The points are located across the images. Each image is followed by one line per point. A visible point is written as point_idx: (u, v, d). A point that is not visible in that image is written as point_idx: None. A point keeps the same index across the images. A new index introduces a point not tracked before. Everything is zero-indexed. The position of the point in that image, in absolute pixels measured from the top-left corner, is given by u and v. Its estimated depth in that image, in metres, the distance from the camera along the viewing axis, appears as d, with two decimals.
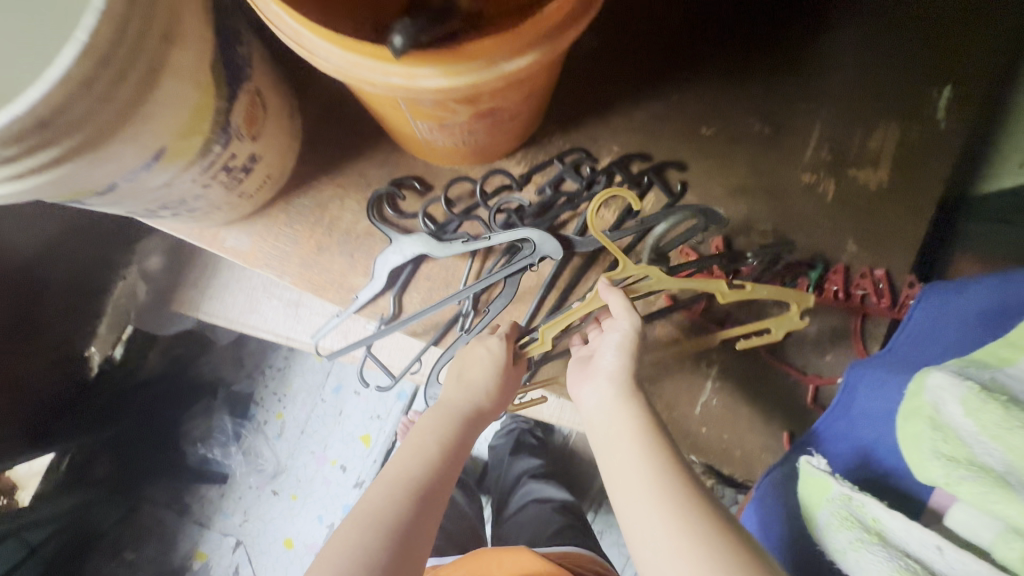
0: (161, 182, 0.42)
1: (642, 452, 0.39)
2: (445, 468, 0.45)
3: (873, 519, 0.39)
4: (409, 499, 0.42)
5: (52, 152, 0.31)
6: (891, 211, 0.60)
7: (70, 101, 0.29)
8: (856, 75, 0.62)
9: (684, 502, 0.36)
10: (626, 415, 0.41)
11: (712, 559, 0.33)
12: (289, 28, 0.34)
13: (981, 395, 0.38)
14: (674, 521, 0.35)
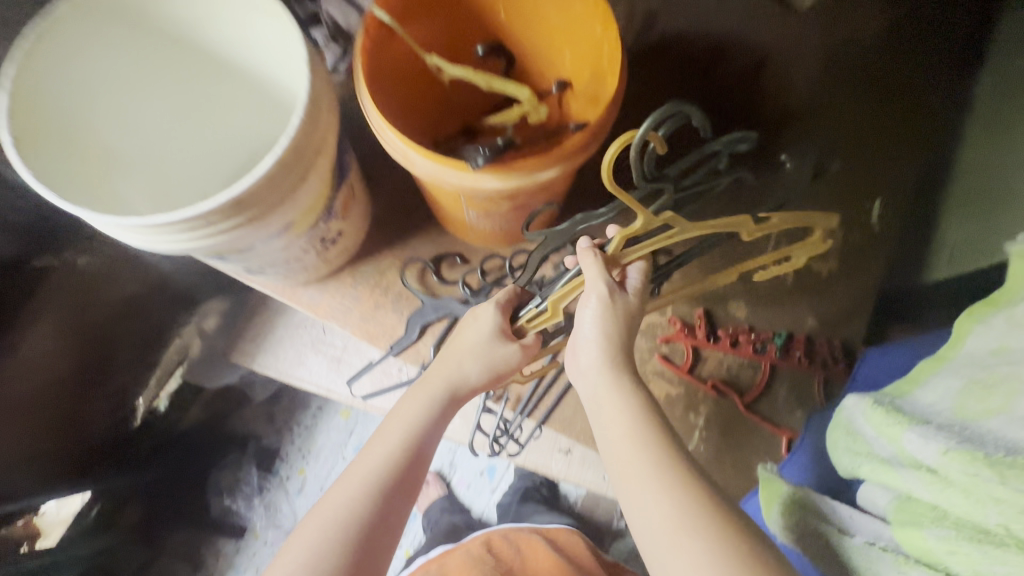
0: (281, 247, 0.57)
1: (637, 432, 0.44)
2: (427, 439, 0.52)
3: (809, 503, 0.55)
4: (372, 497, 0.47)
5: (237, 220, 0.46)
6: (841, 296, 0.74)
7: (259, 189, 0.45)
8: (806, 188, 0.79)
9: (662, 473, 0.42)
10: (625, 397, 0.46)
11: (689, 521, 0.40)
12: (397, 147, 0.50)
13: (877, 408, 0.53)
14: (667, 492, 0.41)
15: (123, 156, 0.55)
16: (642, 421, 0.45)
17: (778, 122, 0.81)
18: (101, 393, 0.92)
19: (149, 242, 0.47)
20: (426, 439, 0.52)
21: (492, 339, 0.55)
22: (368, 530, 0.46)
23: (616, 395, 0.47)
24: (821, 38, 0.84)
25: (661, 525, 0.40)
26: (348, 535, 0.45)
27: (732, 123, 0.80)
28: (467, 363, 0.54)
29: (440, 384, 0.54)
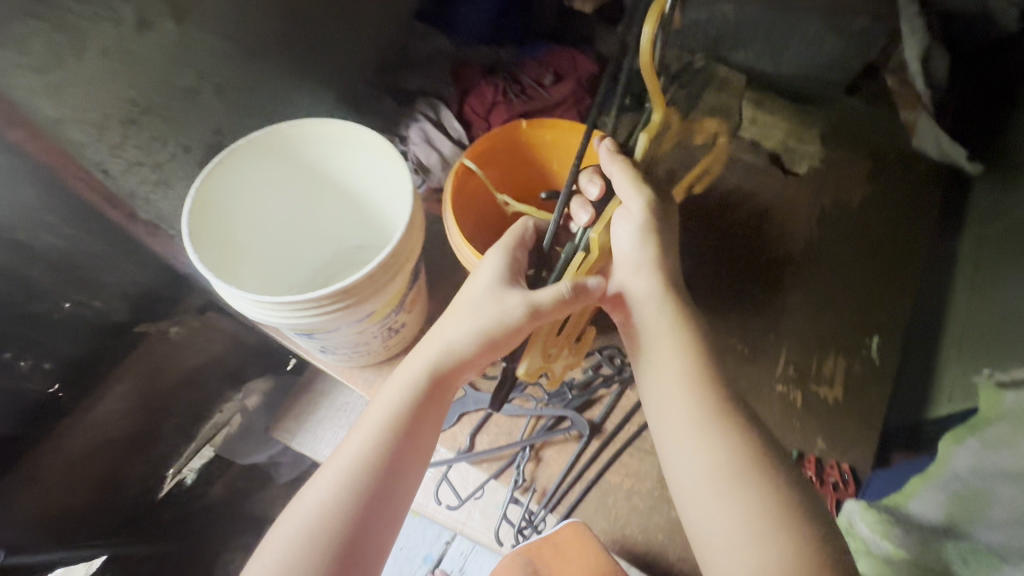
0: (357, 332, 0.68)
1: (689, 395, 0.57)
2: (412, 417, 0.57)
3: None
4: (354, 500, 0.52)
5: (338, 305, 0.58)
6: (847, 421, 0.80)
7: (361, 284, 0.57)
8: (808, 321, 0.89)
9: (703, 411, 0.56)
10: (673, 348, 0.60)
11: (728, 453, 0.53)
12: (470, 259, 0.64)
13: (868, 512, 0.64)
14: (707, 434, 0.55)
15: (248, 245, 0.71)
16: (687, 382, 0.58)
17: (781, 261, 0.94)
18: (145, 458, 1.01)
19: (265, 316, 0.59)
20: (416, 411, 0.57)
21: (494, 296, 0.58)
22: (358, 494, 0.52)
23: (669, 354, 0.59)
24: (813, 199, 1.01)
25: (706, 468, 0.54)
26: (339, 498, 0.52)
27: (740, 258, 0.94)
28: (457, 334, 0.59)
29: (425, 364, 0.58)
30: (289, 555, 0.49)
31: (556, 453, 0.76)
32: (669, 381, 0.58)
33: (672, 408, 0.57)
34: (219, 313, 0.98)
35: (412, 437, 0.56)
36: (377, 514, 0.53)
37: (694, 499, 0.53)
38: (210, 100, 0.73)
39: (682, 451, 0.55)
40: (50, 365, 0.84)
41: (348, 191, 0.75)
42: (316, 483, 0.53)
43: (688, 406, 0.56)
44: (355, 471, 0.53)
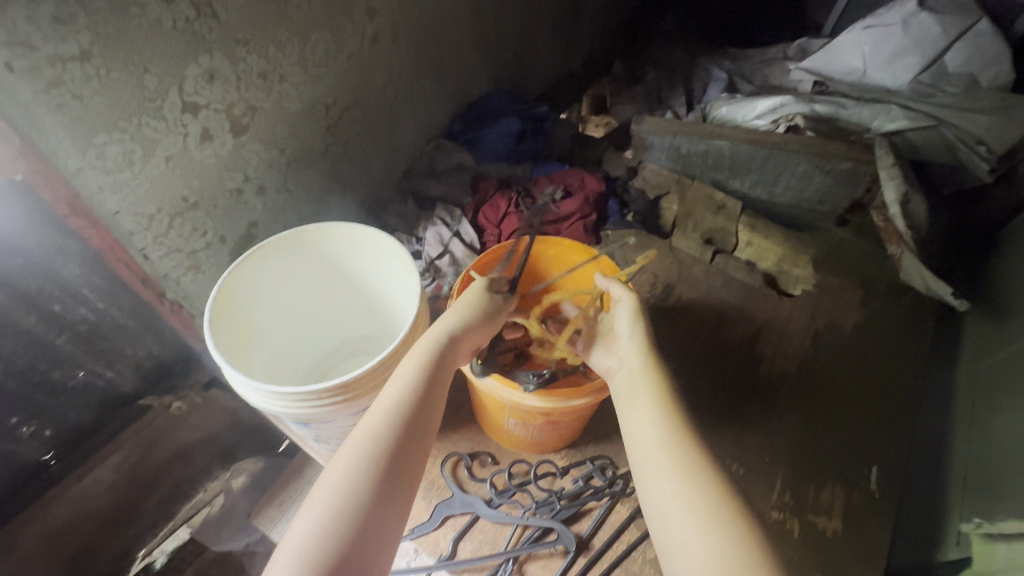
0: (351, 425, 0.70)
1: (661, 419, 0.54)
2: (428, 388, 0.57)
3: None
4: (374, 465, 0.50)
5: (339, 397, 0.61)
6: (848, 557, 0.77)
7: (363, 378, 0.61)
8: (804, 443, 0.88)
9: (684, 451, 0.51)
10: (647, 391, 0.57)
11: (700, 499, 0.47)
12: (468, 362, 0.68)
13: None
14: (690, 488, 0.48)
15: (263, 331, 0.76)
16: (664, 412, 0.54)
17: (773, 380, 0.96)
18: (120, 537, 0.99)
19: (267, 404, 0.61)
20: (423, 395, 0.56)
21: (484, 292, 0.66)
22: (373, 490, 0.49)
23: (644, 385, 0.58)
24: (807, 322, 1.05)
25: (685, 520, 0.46)
26: (351, 496, 0.48)
27: (734, 374, 0.96)
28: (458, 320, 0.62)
29: (436, 339, 0.60)
30: (303, 567, 0.44)
31: (539, 569, 0.73)
32: (643, 410, 0.55)
33: (646, 436, 0.53)
34: (222, 391, 1.02)
35: (420, 423, 0.55)
36: (390, 511, 0.49)
37: (671, 530, 0.47)
38: (251, 198, 0.82)
39: (658, 484, 0.49)
40: (50, 433, 0.86)
41: (361, 284, 0.80)
42: (321, 486, 0.49)
43: (664, 433, 0.53)
44: (367, 468, 0.50)
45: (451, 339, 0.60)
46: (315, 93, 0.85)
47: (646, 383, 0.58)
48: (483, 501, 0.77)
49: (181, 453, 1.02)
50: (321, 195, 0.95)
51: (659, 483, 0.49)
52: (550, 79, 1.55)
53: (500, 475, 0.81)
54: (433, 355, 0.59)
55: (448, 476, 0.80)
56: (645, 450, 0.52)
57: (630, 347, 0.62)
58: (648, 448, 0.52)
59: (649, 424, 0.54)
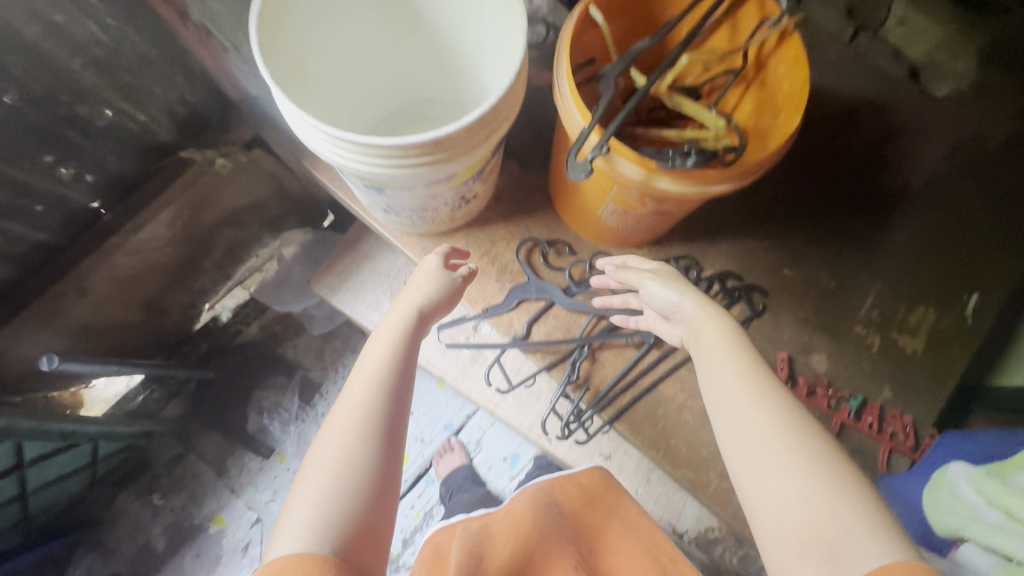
0: (429, 194, 0.61)
1: (736, 356, 0.49)
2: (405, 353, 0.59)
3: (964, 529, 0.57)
4: (360, 433, 0.52)
5: (429, 157, 0.50)
6: (921, 374, 0.75)
7: (456, 136, 0.49)
8: (906, 265, 0.80)
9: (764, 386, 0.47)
10: (722, 334, 0.50)
11: (780, 425, 0.45)
12: (576, 120, 0.52)
13: (985, 477, 0.58)
14: (774, 417, 0.45)
15: (316, 74, 0.61)
16: (749, 373, 0.48)
17: (891, 196, 0.83)
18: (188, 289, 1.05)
19: (341, 159, 0.51)
20: (400, 365, 0.58)
21: (436, 276, 0.64)
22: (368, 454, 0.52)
23: (716, 343, 0.50)
24: (949, 129, 0.87)
25: (770, 448, 0.44)
26: (348, 461, 0.51)
27: (847, 183, 0.83)
28: (412, 303, 0.63)
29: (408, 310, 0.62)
30: (312, 531, 0.47)
31: (611, 355, 0.73)
32: (725, 369, 0.49)
33: (724, 382, 0.48)
34: (266, 153, 0.91)
35: (401, 391, 0.57)
36: (388, 476, 0.52)
37: (746, 474, 0.45)
38: None
39: (735, 443, 0.46)
40: (92, 179, 0.79)
41: (432, 23, 0.63)
42: (318, 458, 0.51)
43: (744, 375, 0.48)
44: (361, 435, 0.52)
45: (419, 317, 0.62)
46: None
47: (715, 326, 0.51)
48: (560, 289, 0.74)
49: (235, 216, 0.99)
50: None
51: (734, 425, 0.46)
52: None
53: (580, 265, 0.75)
54: (406, 331, 0.61)
55: (522, 263, 0.75)
56: (724, 408, 0.48)
57: (684, 306, 0.54)
58: (730, 406, 0.47)
59: (731, 383, 0.48)
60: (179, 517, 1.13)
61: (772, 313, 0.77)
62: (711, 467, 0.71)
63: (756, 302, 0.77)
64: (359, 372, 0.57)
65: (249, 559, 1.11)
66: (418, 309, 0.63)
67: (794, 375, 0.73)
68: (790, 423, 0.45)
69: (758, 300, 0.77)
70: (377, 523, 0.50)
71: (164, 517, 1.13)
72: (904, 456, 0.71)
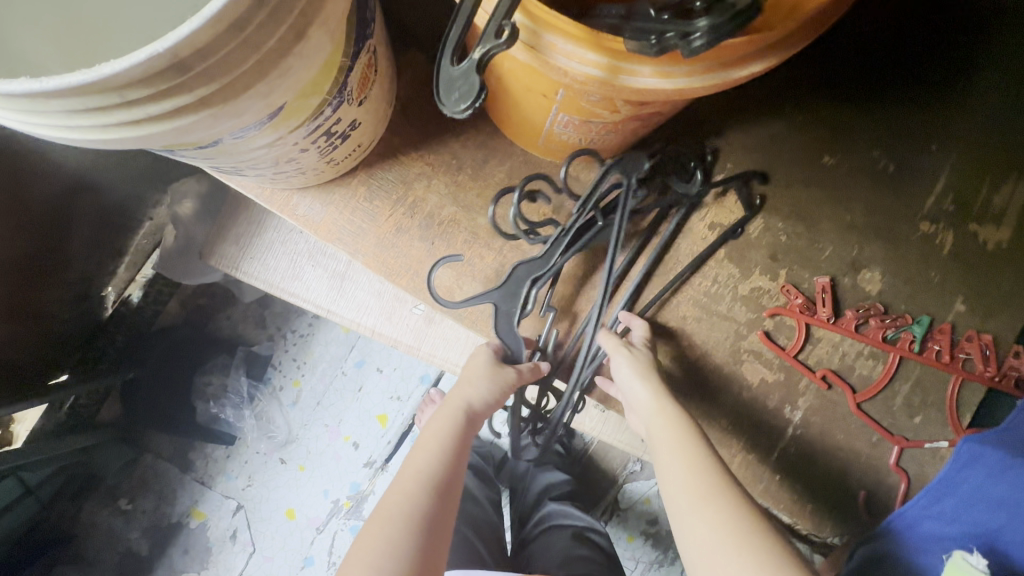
0: (257, 145, 0.37)
1: (688, 451, 0.45)
2: (458, 456, 0.50)
3: None
4: (410, 532, 0.44)
5: (184, 100, 0.26)
6: (1006, 274, 0.56)
7: (217, 43, 0.24)
8: (994, 121, 0.57)
9: (718, 482, 0.44)
10: (674, 429, 0.47)
11: (728, 521, 0.41)
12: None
13: None
14: (723, 517, 0.41)
15: None
16: (702, 470, 0.44)
17: (977, 20, 0.57)
18: (66, 274, 0.83)
19: (29, 129, 0.26)
20: (450, 477, 0.48)
21: (493, 366, 0.52)
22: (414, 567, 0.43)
23: (665, 437, 0.47)
24: None
25: (726, 551, 0.40)
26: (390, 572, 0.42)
27: (910, 12, 0.57)
28: (471, 402, 0.52)
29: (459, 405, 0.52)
30: None
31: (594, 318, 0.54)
32: (679, 466, 0.45)
33: (675, 484, 0.44)
34: None
35: (446, 509, 0.47)
36: None
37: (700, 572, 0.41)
38: None
39: (686, 542, 0.42)
40: None
41: None
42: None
43: (692, 472, 0.44)
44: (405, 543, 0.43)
45: (469, 413, 0.52)
46: None
47: (669, 420, 0.48)
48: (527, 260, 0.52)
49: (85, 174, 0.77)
50: None
51: (685, 523, 0.43)
52: None
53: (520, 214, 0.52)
54: (454, 433, 0.51)
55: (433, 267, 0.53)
56: (676, 504, 0.44)
57: (640, 393, 0.49)
58: (681, 502, 0.44)
59: (682, 483, 0.44)
60: (153, 520, 1.04)
61: (807, 222, 0.55)
62: (734, 436, 0.55)
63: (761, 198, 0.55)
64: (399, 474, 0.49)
65: (241, 546, 1.04)
66: (468, 404, 0.52)
67: (837, 305, 0.55)
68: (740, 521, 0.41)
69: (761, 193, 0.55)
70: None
71: (136, 522, 1.04)
72: (980, 386, 0.55)
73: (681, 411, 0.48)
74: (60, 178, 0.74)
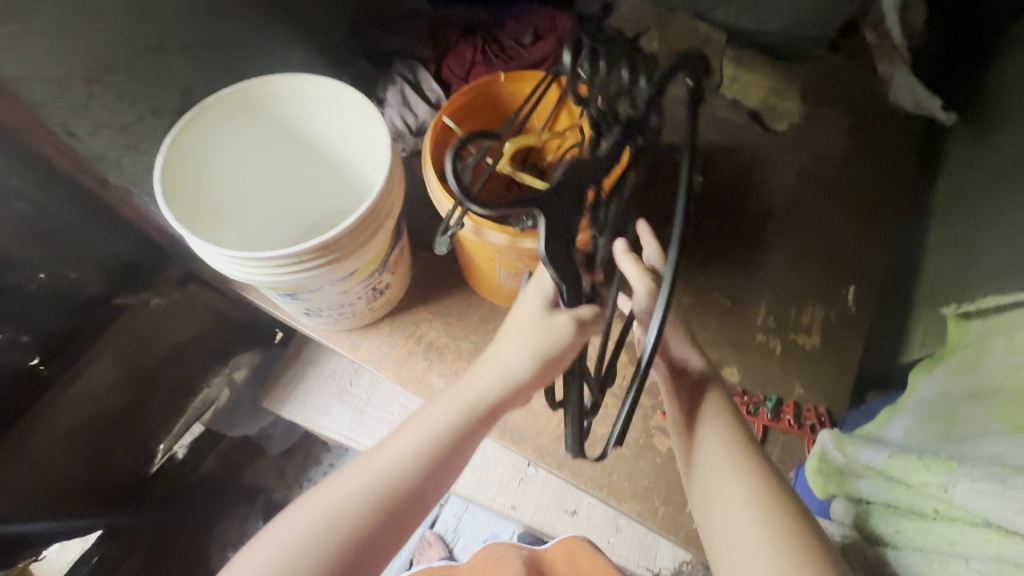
0: (339, 292, 0.68)
1: (743, 471, 0.53)
2: (454, 450, 0.53)
3: (823, 485, 0.61)
4: (375, 509, 0.50)
5: (321, 261, 0.58)
6: (826, 365, 0.82)
7: (342, 237, 0.57)
8: (784, 273, 0.90)
9: (776, 508, 0.51)
10: (730, 445, 0.55)
11: (778, 540, 0.49)
12: (443, 205, 0.64)
13: (841, 434, 0.60)
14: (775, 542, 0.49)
15: (224, 209, 0.71)
16: (764, 496, 0.51)
17: (761, 217, 0.95)
18: (135, 432, 1.00)
19: (246, 276, 0.58)
20: (433, 468, 0.52)
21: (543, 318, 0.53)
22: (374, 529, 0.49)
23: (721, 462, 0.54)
24: (795, 158, 1.02)
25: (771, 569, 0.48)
26: (353, 530, 0.49)
27: (721, 214, 0.95)
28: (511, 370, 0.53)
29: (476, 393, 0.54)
30: None
31: (542, 408, 0.78)
32: (736, 510, 0.51)
33: (728, 493, 0.52)
34: (200, 286, 0.97)
35: (418, 495, 0.51)
36: (367, 557, 0.49)
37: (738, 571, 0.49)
38: (178, 60, 0.70)
39: (742, 544, 0.50)
40: (28, 338, 0.82)
41: (323, 154, 0.75)
42: (266, 547, 0.47)
43: (746, 488, 0.52)
44: (367, 507, 0.49)
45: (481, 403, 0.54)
46: None
47: (726, 428, 0.56)
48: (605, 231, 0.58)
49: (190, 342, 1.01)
50: (261, 52, 0.81)
51: (742, 533, 0.50)
52: None
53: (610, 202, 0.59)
54: (454, 426, 0.53)
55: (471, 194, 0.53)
56: (723, 507, 0.52)
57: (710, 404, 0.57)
58: (738, 546, 0.50)
59: (741, 496, 0.52)
60: None
61: None
62: (656, 494, 0.74)
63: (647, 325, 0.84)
64: (385, 451, 0.53)
65: None
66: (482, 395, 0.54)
67: None
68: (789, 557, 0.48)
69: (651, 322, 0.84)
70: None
71: None
72: None
73: (737, 430, 0.56)
74: (161, 348, 0.97)
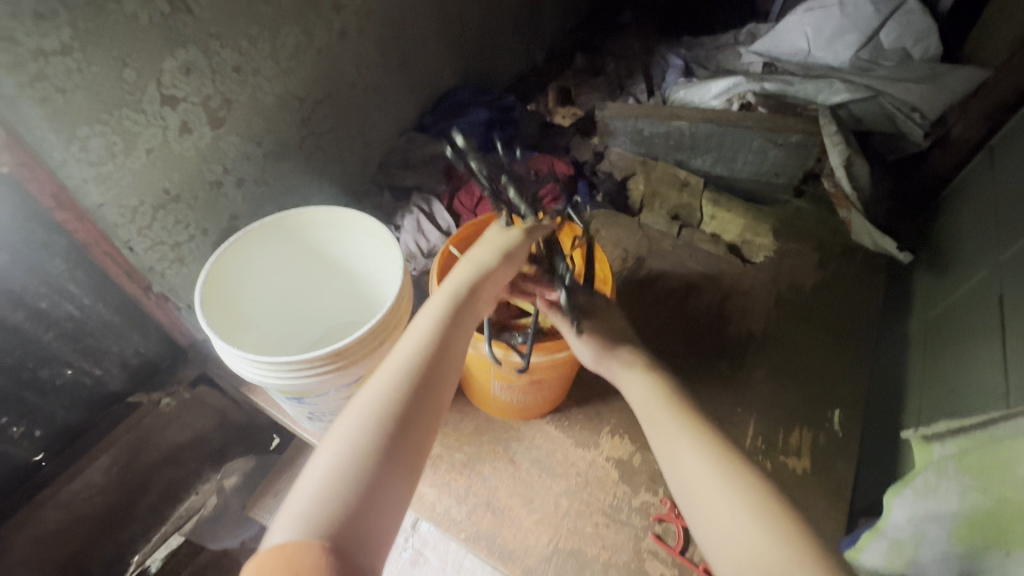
0: (343, 397, 0.72)
1: (672, 411, 0.61)
2: (447, 344, 0.59)
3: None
4: (397, 398, 0.54)
5: (333, 364, 0.63)
6: (816, 490, 0.83)
7: (353, 346, 0.63)
8: (768, 394, 0.94)
9: (718, 451, 0.57)
10: (645, 386, 0.65)
11: (732, 477, 0.54)
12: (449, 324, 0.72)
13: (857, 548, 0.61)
14: (724, 482, 0.54)
15: (248, 319, 0.79)
16: (702, 434, 0.59)
17: (744, 340, 1.02)
18: (112, 541, 0.98)
19: (262, 378, 0.63)
20: (434, 357, 0.58)
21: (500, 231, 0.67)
22: (398, 416, 0.53)
23: (650, 396, 0.64)
24: (770, 286, 1.12)
25: (737, 499, 0.52)
26: (382, 418, 0.52)
27: (705, 335, 1.02)
28: (483, 267, 0.63)
29: (453, 295, 0.61)
30: (321, 502, 0.47)
31: (532, 524, 0.77)
32: (685, 455, 0.57)
33: (671, 437, 0.59)
34: (209, 388, 1.01)
35: (428, 383, 0.56)
36: (402, 438, 0.52)
37: (730, 519, 0.52)
38: (231, 192, 0.83)
39: (705, 484, 0.54)
40: (40, 433, 0.86)
41: (344, 270, 0.85)
42: (315, 467, 0.50)
43: (681, 430, 0.59)
44: (389, 398, 0.54)
45: (461, 307, 0.61)
46: (286, 75, 0.85)
47: (641, 377, 0.66)
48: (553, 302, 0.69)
49: (188, 444, 1.03)
50: (300, 186, 0.96)
51: (704, 474, 0.55)
52: (514, 72, 1.60)
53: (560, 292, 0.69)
54: (446, 322, 0.60)
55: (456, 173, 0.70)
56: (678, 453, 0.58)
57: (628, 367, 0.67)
58: (709, 492, 0.54)
59: (679, 440, 0.59)
60: None
61: None
62: None
63: (636, 439, 0.86)
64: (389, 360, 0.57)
65: None
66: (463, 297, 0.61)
67: None
68: (749, 495, 0.52)
69: (640, 437, 0.86)
70: (376, 537, 0.47)
71: None
72: None
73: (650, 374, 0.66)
74: (162, 448, 0.99)
